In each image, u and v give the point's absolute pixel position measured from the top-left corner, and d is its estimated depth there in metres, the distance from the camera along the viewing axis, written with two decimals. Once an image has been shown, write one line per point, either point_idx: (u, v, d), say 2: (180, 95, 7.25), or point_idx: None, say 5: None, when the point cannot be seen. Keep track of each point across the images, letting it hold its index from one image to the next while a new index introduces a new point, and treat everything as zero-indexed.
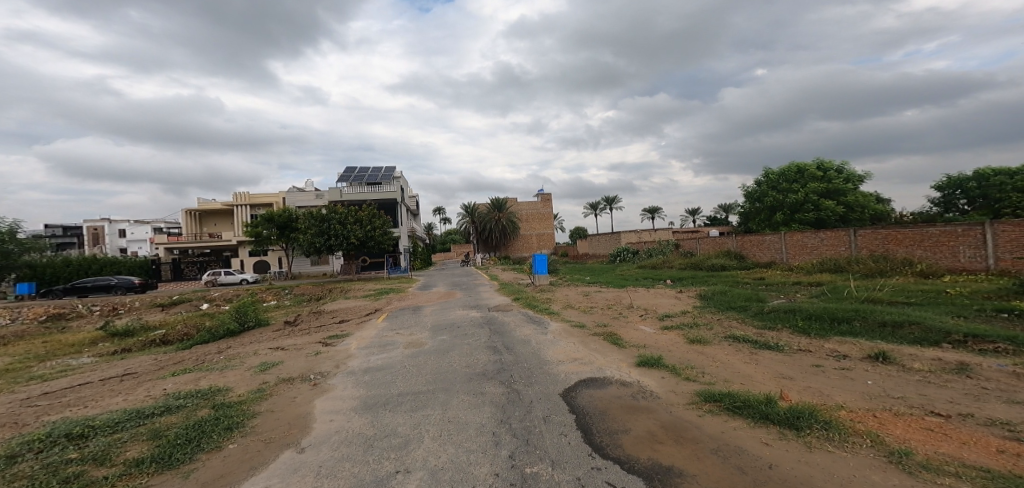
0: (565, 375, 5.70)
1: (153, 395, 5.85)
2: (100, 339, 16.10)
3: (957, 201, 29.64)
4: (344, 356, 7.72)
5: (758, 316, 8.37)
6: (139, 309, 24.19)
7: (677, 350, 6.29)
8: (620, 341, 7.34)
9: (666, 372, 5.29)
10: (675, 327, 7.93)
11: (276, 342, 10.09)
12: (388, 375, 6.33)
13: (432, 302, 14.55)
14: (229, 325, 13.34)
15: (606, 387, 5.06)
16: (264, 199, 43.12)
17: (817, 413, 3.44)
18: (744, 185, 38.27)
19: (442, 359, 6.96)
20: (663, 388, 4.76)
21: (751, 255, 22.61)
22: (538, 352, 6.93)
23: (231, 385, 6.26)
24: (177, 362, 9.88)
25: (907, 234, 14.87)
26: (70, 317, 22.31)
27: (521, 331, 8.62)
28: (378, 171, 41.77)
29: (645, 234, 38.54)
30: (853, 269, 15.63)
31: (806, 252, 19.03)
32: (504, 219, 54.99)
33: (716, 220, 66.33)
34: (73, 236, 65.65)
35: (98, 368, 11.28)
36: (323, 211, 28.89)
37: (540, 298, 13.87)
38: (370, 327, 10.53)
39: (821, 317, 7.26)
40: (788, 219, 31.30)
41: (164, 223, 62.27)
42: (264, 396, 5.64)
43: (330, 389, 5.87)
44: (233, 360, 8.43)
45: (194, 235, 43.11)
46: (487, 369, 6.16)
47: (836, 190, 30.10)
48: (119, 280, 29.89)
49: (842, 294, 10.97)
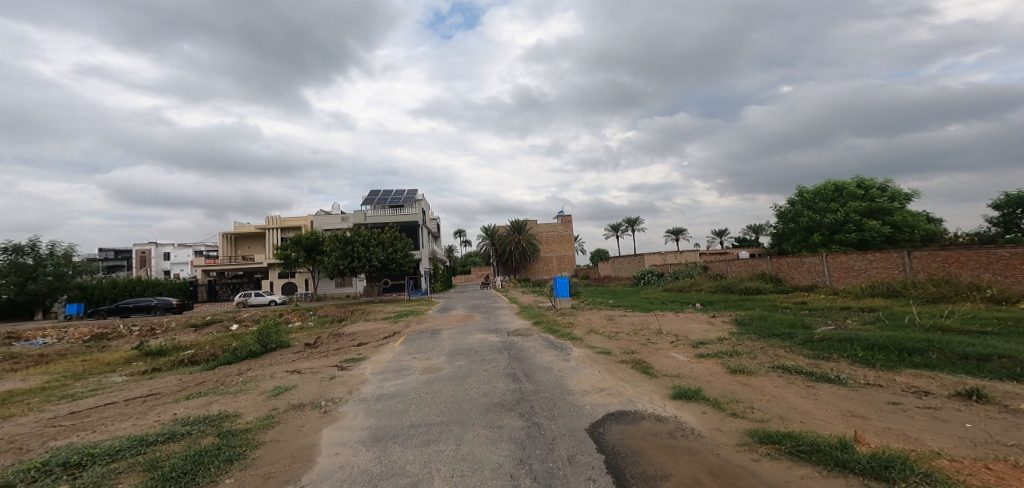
0: (590, 407, 5.18)
1: (162, 421, 5.65)
2: (134, 359, 16.48)
3: (1018, 220, 27.45)
4: (358, 382, 7.40)
5: (808, 344, 7.59)
6: (174, 329, 24.91)
7: (718, 381, 5.66)
8: (651, 370, 6.70)
9: (707, 406, 4.68)
10: (712, 355, 7.26)
11: (295, 365, 9.90)
12: (401, 403, 5.93)
13: (451, 325, 14.16)
14: (253, 346, 13.36)
15: (638, 422, 4.50)
16: (294, 222, 44.48)
17: (910, 463, 2.83)
18: (776, 205, 36.81)
19: (458, 387, 6.53)
20: (706, 425, 4.17)
21: (789, 278, 21.29)
22: (561, 381, 6.39)
23: (241, 410, 6.01)
24: (199, 383, 9.82)
25: (971, 256, 13.64)
26: (110, 337, 23.15)
27: (542, 358, 8.10)
28: (401, 194, 42.57)
29: (672, 256, 37.38)
30: (911, 294, 14.36)
31: (852, 275, 17.72)
32: (525, 241, 54.64)
33: (745, 241, 64.02)
34: (123, 259, 69.73)
35: (126, 388, 11.38)
36: (348, 234, 29.40)
37: (562, 321, 13.29)
38: (387, 350, 10.22)
39: (887, 347, 6.47)
40: (828, 240, 29.66)
41: (204, 247, 65.38)
42: (271, 424, 5.34)
43: (340, 417, 5.52)
44: (248, 383, 8.24)
45: (228, 258, 44.76)
46: (505, 399, 5.68)
47: (880, 209, 28.37)
48: (158, 301, 31.05)
49: (902, 321, 9.95)
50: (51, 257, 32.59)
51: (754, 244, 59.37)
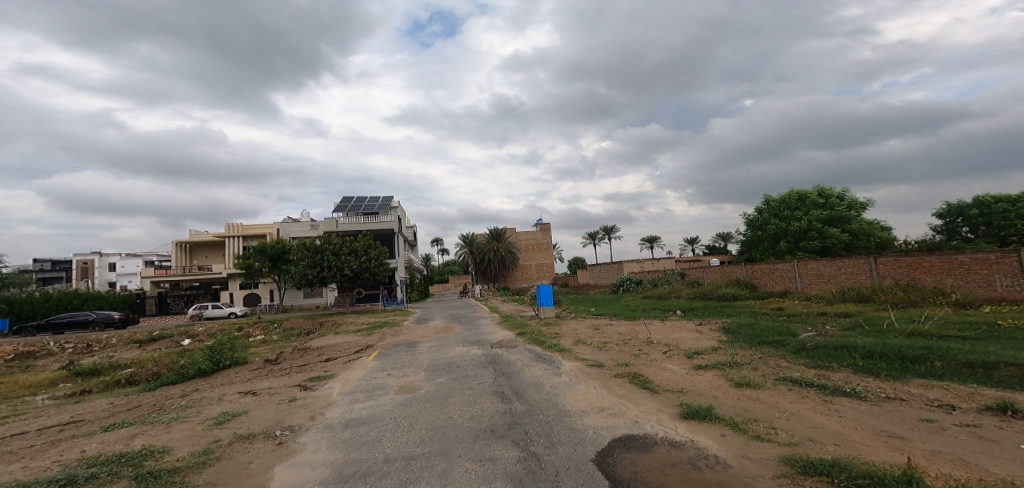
0: (593, 432, 4.61)
1: (63, 462, 4.59)
2: (62, 380, 14.63)
3: (959, 228, 29.22)
4: (323, 405, 6.51)
5: (803, 352, 7.33)
6: (115, 345, 22.63)
7: (725, 396, 5.22)
8: (651, 385, 6.24)
9: (724, 427, 4.21)
10: (710, 367, 6.87)
11: (249, 385, 8.81)
12: (373, 431, 5.14)
13: (429, 337, 13.27)
14: (202, 364, 12.04)
15: (650, 450, 4.00)
16: (258, 229, 42.11)
17: None
18: (745, 213, 37.87)
19: (440, 409, 5.81)
20: (730, 451, 3.68)
21: (763, 284, 21.57)
22: (554, 400, 5.80)
23: (173, 445, 5.04)
24: (132, 408, 8.56)
25: (935, 262, 14.06)
26: (38, 355, 20.75)
27: (530, 372, 7.47)
28: (375, 201, 41.12)
29: (648, 264, 37.72)
30: (880, 299, 14.68)
31: (822, 280, 18.06)
32: (503, 249, 53.99)
33: (715, 249, 65.83)
34: (61, 270, 63.94)
35: (44, 414, 9.86)
36: (317, 241, 27.86)
37: (547, 331, 12.70)
38: (358, 366, 9.29)
39: (887, 355, 6.21)
40: (793, 248, 30.58)
41: (155, 256, 60.99)
42: (210, 461, 4.46)
43: (299, 451, 4.68)
44: (189, 408, 7.14)
45: (182, 268, 41.80)
46: (495, 423, 5.01)
47: (839, 217, 29.57)
48: (98, 315, 28.35)
49: (883, 326, 9.96)
50: None
51: (723, 251, 61.29)
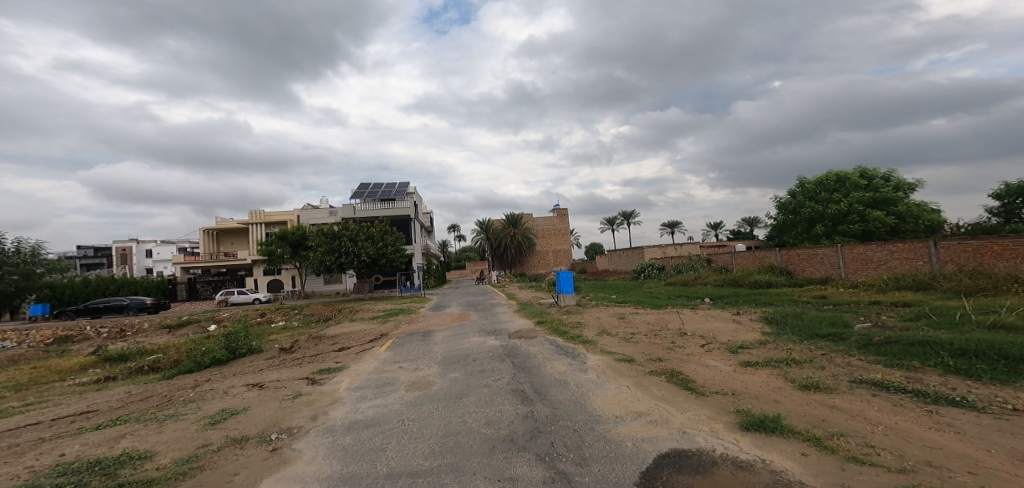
0: (633, 445, 3.86)
1: (35, 468, 4.11)
2: (91, 365, 14.77)
3: (1019, 210, 26.73)
4: (327, 403, 5.94)
5: (870, 348, 6.33)
6: (146, 331, 23.07)
7: (790, 402, 4.37)
8: (694, 385, 5.41)
9: (803, 444, 3.39)
10: (762, 364, 5.97)
11: (257, 377, 8.39)
12: (378, 437, 4.50)
13: (444, 325, 12.67)
14: (218, 352, 11.75)
15: (709, 472, 3.22)
16: (281, 216, 42.48)
17: None
18: (776, 196, 35.87)
19: (452, 410, 5.16)
20: (819, 478, 2.88)
21: (800, 270, 20.11)
22: (582, 402, 5.05)
23: (157, 449, 4.51)
24: (142, 399, 8.27)
25: (1008, 246, 12.58)
26: (75, 340, 21.34)
27: (553, 367, 6.73)
28: (392, 188, 40.76)
29: (671, 250, 36.34)
30: (941, 286, 13.28)
31: (870, 266, 16.60)
32: (520, 235, 53.17)
33: (740, 234, 63.23)
34: (103, 257, 66.93)
35: (63, 402, 9.74)
36: (335, 228, 27.65)
37: (568, 320, 11.91)
38: (370, 358, 8.73)
39: (984, 354, 5.19)
40: (830, 232, 28.68)
41: (187, 244, 62.88)
42: (190, 470, 3.91)
43: (292, 460, 4.07)
44: (189, 403, 6.69)
45: (209, 255, 42.68)
46: (515, 431, 4.30)
47: (884, 198, 27.45)
48: (131, 300, 29.07)
49: (955, 317, 8.77)
50: (17, 254, 30.54)
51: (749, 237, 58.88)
